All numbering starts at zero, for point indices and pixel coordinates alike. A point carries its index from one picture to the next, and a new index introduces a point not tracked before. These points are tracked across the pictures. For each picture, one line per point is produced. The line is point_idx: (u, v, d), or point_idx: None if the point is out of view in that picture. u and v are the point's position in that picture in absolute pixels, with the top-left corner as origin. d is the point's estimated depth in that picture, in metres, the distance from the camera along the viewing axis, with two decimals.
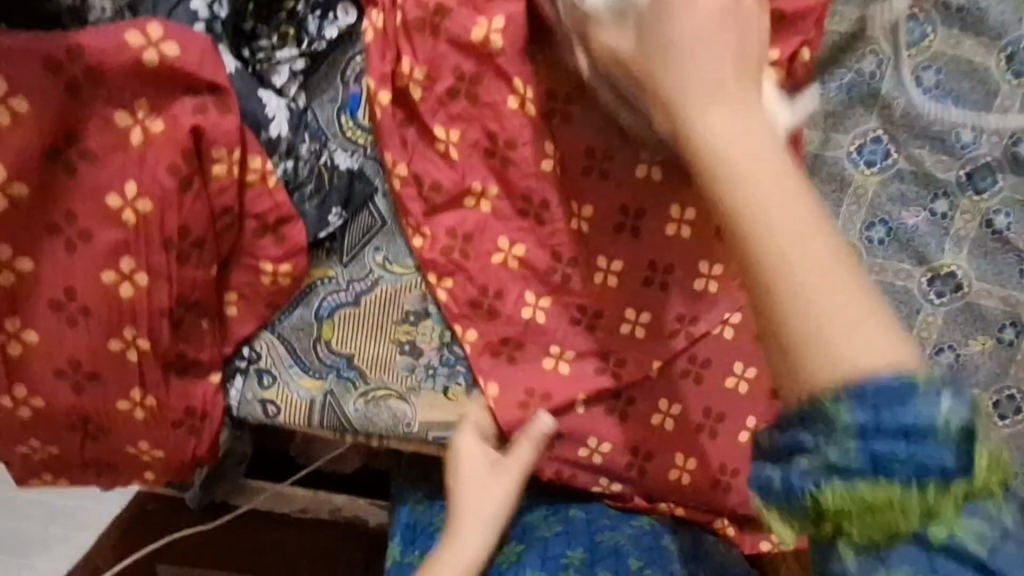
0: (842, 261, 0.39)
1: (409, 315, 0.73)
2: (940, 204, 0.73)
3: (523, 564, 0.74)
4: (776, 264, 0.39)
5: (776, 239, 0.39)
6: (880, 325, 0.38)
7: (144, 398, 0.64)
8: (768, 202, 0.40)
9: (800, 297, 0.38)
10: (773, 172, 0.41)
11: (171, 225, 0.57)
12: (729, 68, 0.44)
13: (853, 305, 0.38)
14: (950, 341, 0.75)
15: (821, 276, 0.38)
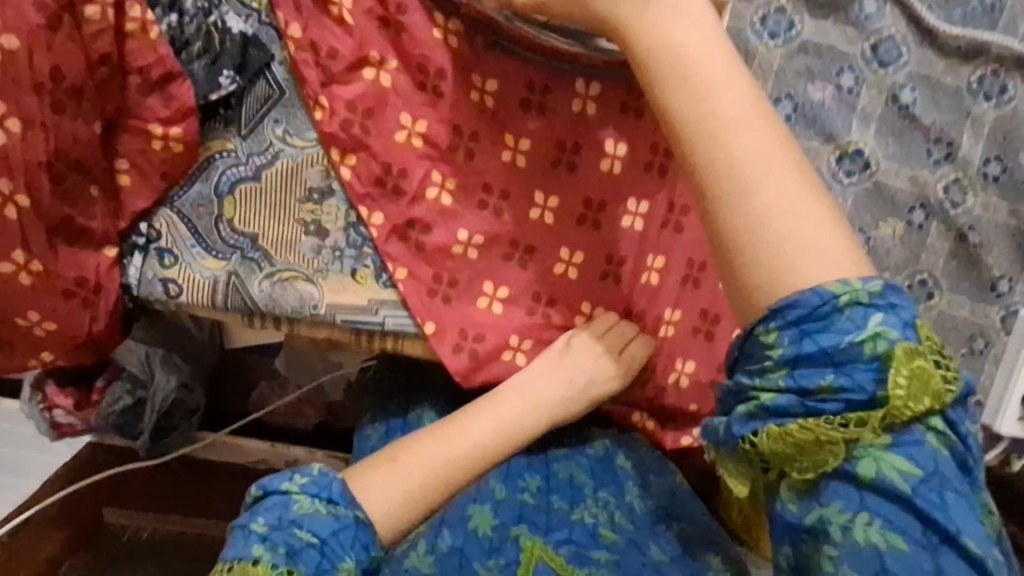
0: (805, 201, 0.48)
1: (313, 193, 0.72)
2: (846, 78, 0.74)
3: (481, 480, 0.69)
4: (733, 198, 0.48)
5: (740, 185, 0.48)
6: (833, 233, 0.47)
7: (29, 262, 0.62)
8: (744, 148, 0.48)
9: (766, 226, 0.47)
10: (718, 109, 0.49)
11: (41, 67, 0.56)
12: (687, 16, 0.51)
13: (814, 218, 0.47)
14: (860, 225, 0.78)
15: (784, 218, 0.47)
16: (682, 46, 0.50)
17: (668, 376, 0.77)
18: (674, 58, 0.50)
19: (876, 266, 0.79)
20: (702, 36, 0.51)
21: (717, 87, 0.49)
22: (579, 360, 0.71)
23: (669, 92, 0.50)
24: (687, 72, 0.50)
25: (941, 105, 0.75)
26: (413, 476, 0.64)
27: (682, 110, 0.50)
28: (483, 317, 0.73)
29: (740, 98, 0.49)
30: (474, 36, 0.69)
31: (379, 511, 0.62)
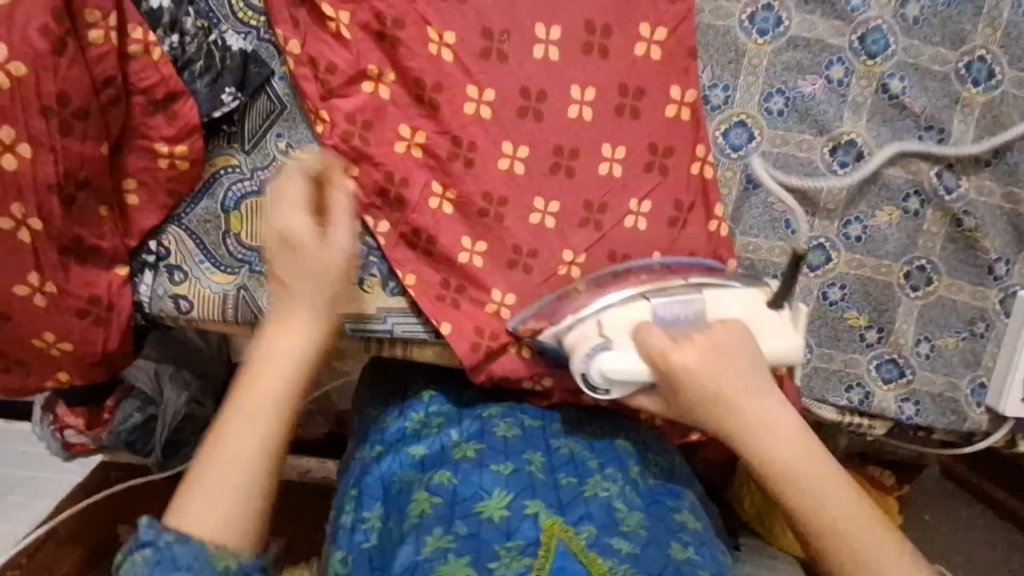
0: (840, 478, 0.59)
1: None
2: (836, 70, 0.75)
3: (483, 462, 0.70)
4: (811, 496, 0.58)
5: (784, 462, 0.59)
6: (891, 544, 0.56)
7: (43, 283, 0.64)
8: (801, 482, 0.58)
9: (800, 479, 0.58)
10: (815, 475, 0.58)
11: (48, 90, 0.57)
12: (761, 392, 0.62)
13: (865, 528, 0.57)
14: (856, 214, 0.80)
15: (829, 493, 0.58)
16: (731, 392, 0.62)
17: None
18: (772, 448, 0.60)
19: (873, 253, 0.81)
20: (772, 403, 0.62)
21: (763, 391, 0.62)
22: (296, 212, 0.59)
23: (749, 438, 0.61)
24: (711, 371, 0.62)
25: (930, 91, 0.76)
26: (241, 480, 0.54)
27: (732, 424, 0.61)
28: (491, 324, 0.74)
29: (773, 409, 0.61)
30: (469, 46, 0.71)
31: (217, 530, 0.52)
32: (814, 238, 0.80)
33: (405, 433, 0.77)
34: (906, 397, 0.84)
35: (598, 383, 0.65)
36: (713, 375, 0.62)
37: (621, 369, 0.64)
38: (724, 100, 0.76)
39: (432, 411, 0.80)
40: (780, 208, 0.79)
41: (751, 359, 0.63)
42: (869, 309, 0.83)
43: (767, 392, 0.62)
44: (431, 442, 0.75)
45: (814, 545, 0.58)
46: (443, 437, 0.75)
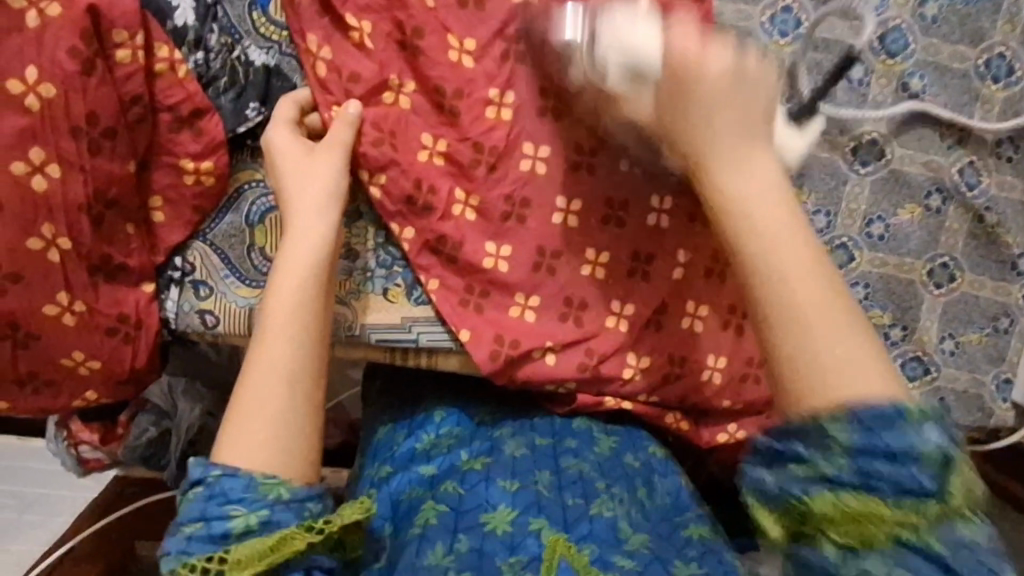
0: (815, 266, 0.50)
1: (341, 216, 0.74)
2: (855, 70, 0.75)
3: (491, 476, 0.71)
4: (760, 258, 0.50)
5: (740, 199, 0.52)
6: (863, 349, 0.48)
7: (73, 302, 0.63)
8: (779, 273, 0.50)
9: (760, 231, 0.51)
10: (793, 269, 0.50)
11: (78, 110, 0.57)
12: (765, 186, 0.52)
13: (831, 321, 0.48)
14: (879, 213, 0.79)
15: (791, 272, 0.50)
16: (746, 203, 0.52)
17: (701, 372, 0.79)
18: (743, 206, 0.52)
19: (895, 251, 0.81)
20: (774, 199, 0.52)
21: (735, 112, 0.53)
22: (304, 164, 0.66)
23: (741, 233, 0.51)
24: (691, 108, 0.53)
25: (951, 88, 0.76)
26: (275, 408, 0.59)
27: (679, 141, 0.55)
28: (518, 327, 0.74)
29: (768, 178, 0.52)
30: (489, 52, 0.71)
31: (261, 460, 0.58)
32: (836, 238, 0.80)
33: (415, 453, 0.77)
34: (932, 394, 0.84)
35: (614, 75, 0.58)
36: (686, 113, 0.54)
37: (635, 49, 0.56)
38: None
39: (443, 431, 0.79)
40: (803, 208, 0.78)
41: (753, 95, 0.53)
42: (892, 308, 0.83)
43: (777, 180, 0.52)
44: (442, 460, 0.75)
45: (759, 315, 0.50)
46: (454, 455, 0.75)
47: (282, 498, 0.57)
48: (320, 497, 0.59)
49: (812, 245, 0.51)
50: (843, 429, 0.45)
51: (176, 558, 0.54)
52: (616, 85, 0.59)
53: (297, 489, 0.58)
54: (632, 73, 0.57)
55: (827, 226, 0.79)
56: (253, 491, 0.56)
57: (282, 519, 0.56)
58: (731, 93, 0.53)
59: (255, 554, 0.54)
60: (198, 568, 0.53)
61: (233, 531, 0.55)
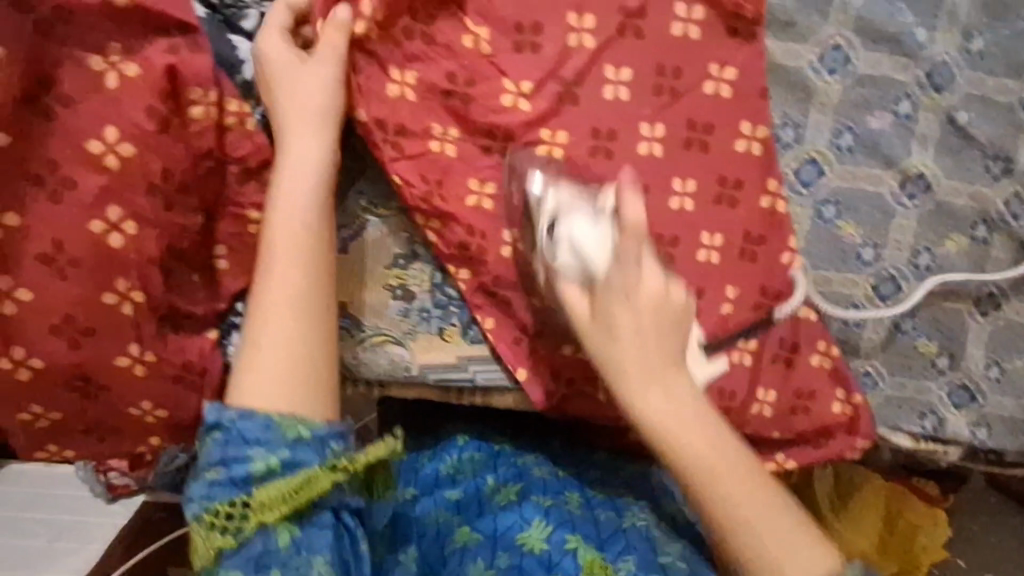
0: (746, 474, 0.60)
1: (398, 258, 0.74)
2: (903, 105, 0.75)
3: (527, 496, 0.74)
4: (681, 449, 0.60)
5: (689, 468, 0.59)
6: (778, 511, 0.60)
7: (143, 353, 0.63)
8: (711, 473, 0.59)
9: (682, 442, 0.59)
10: (702, 437, 0.60)
11: (154, 168, 0.58)
12: (667, 364, 0.61)
13: (760, 500, 0.59)
14: (925, 244, 0.80)
15: (729, 487, 0.59)
16: (665, 431, 0.60)
17: (750, 405, 0.79)
18: (664, 430, 0.60)
19: (941, 282, 0.81)
20: (667, 380, 0.60)
21: (654, 385, 0.60)
22: (299, 84, 0.64)
23: (652, 425, 0.60)
24: (620, 339, 0.60)
25: (996, 121, 0.77)
26: (285, 336, 0.59)
27: (631, 403, 0.61)
28: (575, 367, 0.75)
29: (664, 354, 0.60)
30: (543, 92, 0.71)
31: (287, 396, 0.58)
32: (884, 270, 0.80)
33: (440, 476, 0.78)
34: (977, 421, 0.85)
35: (566, 266, 0.63)
36: (609, 335, 0.61)
37: (580, 248, 0.62)
38: (794, 138, 0.76)
39: (465, 455, 0.80)
40: (851, 242, 0.79)
41: (666, 342, 0.61)
42: (938, 337, 0.84)
43: (669, 369, 0.61)
44: (468, 485, 0.76)
45: (686, 485, 0.60)
46: (480, 480, 0.77)
47: (303, 437, 0.57)
48: (342, 436, 0.60)
49: (720, 427, 0.61)
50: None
51: (201, 504, 0.55)
52: (560, 264, 0.64)
53: (317, 428, 0.58)
54: (580, 261, 0.62)
55: (875, 258, 0.80)
56: (273, 430, 0.56)
57: (304, 458, 0.56)
58: (637, 334, 0.60)
59: (280, 496, 0.55)
60: (223, 512, 0.54)
61: (255, 474, 0.55)
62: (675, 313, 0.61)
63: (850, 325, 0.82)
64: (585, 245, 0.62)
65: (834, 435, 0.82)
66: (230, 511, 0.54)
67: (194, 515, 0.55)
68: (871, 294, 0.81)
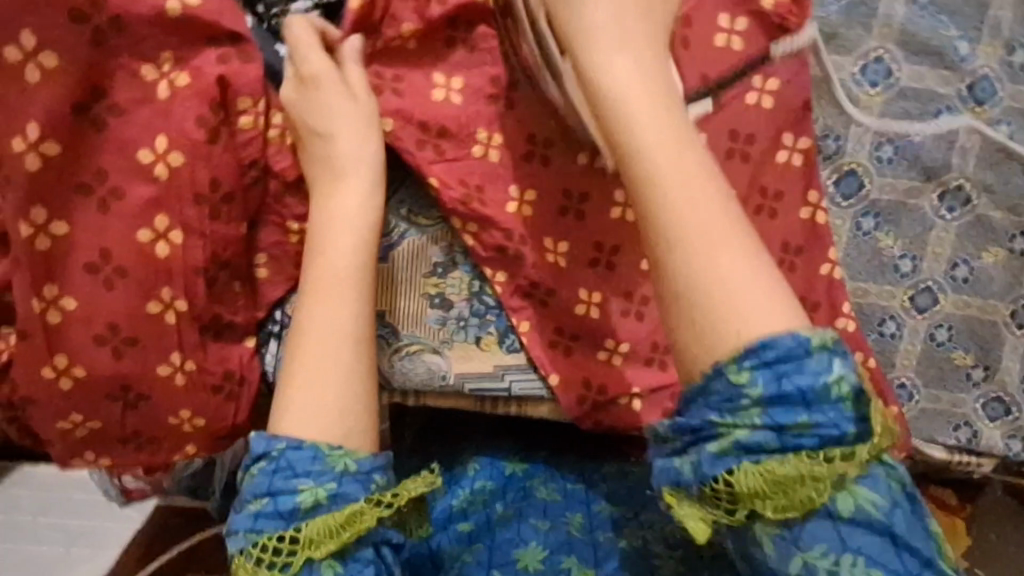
0: (728, 248, 0.50)
1: (437, 267, 0.74)
2: (945, 117, 0.75)
3: (525, 517, 0.73)
4: (645, 185, 0.52)
5: (629, 132, 0.54)
6: (741, 261, 0.50)
7: (184, 362, 0.62)
8: (669, 191, 0.52)
9: (658, 176, 0.52)
10: (676, 155, 0.53)
11: (202, 178, 0.58)
12: (670, 121, 0.54)
13: (722, 242, 0.50)
14: (964, 255, 0.80)
15: (688, 202, 0.51)
16: (641, 147, 0.53)
17: None
18: (638, 151, 0.53)
19: (977, 293, 0.81)
20: (670, 141, 0.53)
21: (650, 121, 0.54)
22: (343, 106, 0.59)
23: (643, 150, 0.53)
24: (632, 114, 0.54)
25: None
26: (335, 370, 0.56)
27: (623, 143, 0.54)
28: (608, 374, 0.75)
29: (654, 105, 0.54)
30: None
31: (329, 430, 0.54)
32: (922, 281, 0.80)
33: (451, 512, 0.76)
34: (1013, 434, 0.84)
35: (555, 37, 0.59)
36: (596, 47, 0.56)
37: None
38: (835, 150, 0.76)
39: (477, 486, 0.79)
40: (889, 253, 0.79)
41: (646, 80, 0.55)
42: (974, 348, 0.83)
43: (660, 114, 0.54)
44: (478, 516, 0.74)
45: (661, 291, 0.52)
46: (490, 510, 0.75)
47: (349, 470, 0.53)
48: (386, 469, 0.56)
49: (707, 166, 0.53)
50: (746, 372, 0.47)
51: (247, 536, 0.52)
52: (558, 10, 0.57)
53: (363, 460, 0.54)
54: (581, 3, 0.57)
55: (913, 270, 0.80)
56: (320, 462, 0.53)
57: (350, 492, 0.53)
58: (648, 92, 0.55)
59: (327, 531, 0.52)
60: (269, 546, 0.52)
61: (302, 506, 0.52)
62: (660, 79, 0.56)
63: (887, 336, 0.82)
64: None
65: None
66: (276, 545, 0.52)
67: (238, 547, 0.53)
68: (908, 306, 0.81)
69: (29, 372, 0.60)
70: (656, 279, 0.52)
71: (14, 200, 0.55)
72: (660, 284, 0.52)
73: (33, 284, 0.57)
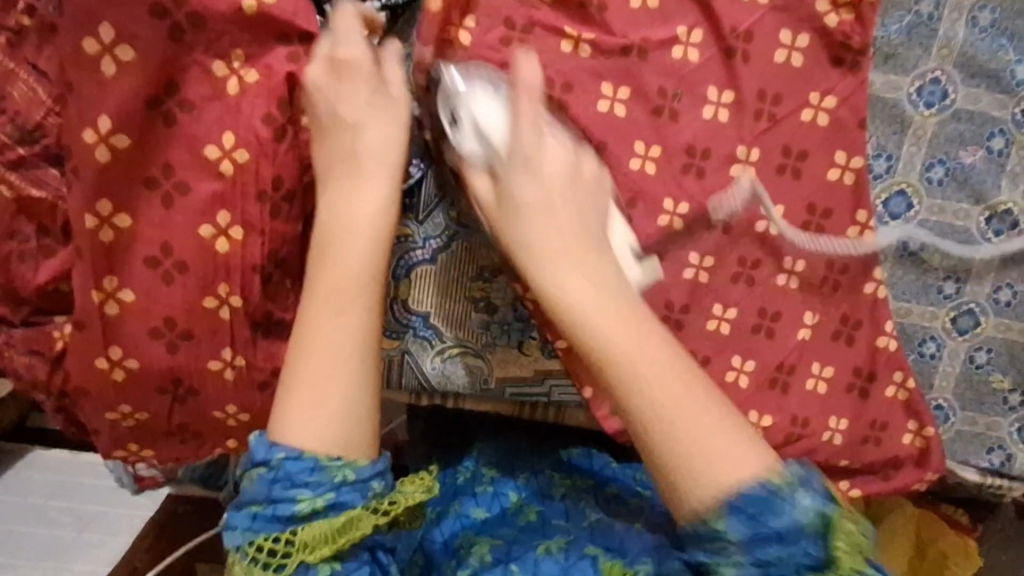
0: (618, 296, 0.56)
1: (484, 272, 0.73)
2: (996, 141, 0.75)
3: (547, 521, 0.72)
4: (630, 378, 0.53)
5: (589, 317, 0.55)
6: (692, 387, 0.53)
7: (234, 358, 0.62)
8: (613, 337, 0.54)
9: (590, 312, 0.55)
10: (636, 343, 0.53)
11: (266, 175, 0.58)
12: (564, 217, 0.58)
13: (674, 395, 0.52)
14: (1008, 279, 0.79)
15: (646, 379, 0.53)
16: (589, 314, 0.55)
17: (822, 432, 0.78)
18: (572, 306, 0.55)
19: (1020, 318, 0.80)
20: (584, 248, 0.57)
21: (550, 215, 0.58)
22: (376, 98, 0.56)
23: (569, 310, 0.55)
24: (586, 322, 0.55)
25: None
26: (345, 377, 0.55)
27: (530, 266, 0.57)
28: None
29: (552, 186, 0.59)
30: (641, 102, 0.70)
31: (326, 442, 0.54)
32: (964, 303, 0.80)
33: (460, 488, 0.79)
34: None
35: (472, 153, 0.61)
36: (512, 211, 0.59)
37: (482, 127, 0.60)
38: (886, 168, 0.76)
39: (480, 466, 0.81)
40: (933, 275, 0.79)
41: (580, 234, 0.58)
42: (1012, 372, 0.82)
43: (564, 210, 0.58)
44: (491, 502, 0.76)
45: (643, 422, 0.53)
46: (503, 497, 0.77)
47: (348, 480, 0.54)
48: (384, 474, 0.56)
49: (624, 287, 0.57)
50: (727, 525, 0.50)
51: (243, 534, 0.53)
52: (477, 188, 0.61)
53: (362, 470, 0.54)
54: (483, 141, 0.61)
55: (955, 292, 0.79)
56: (320, 472, 0.53)
57: (347, 501, 0.53)
58: (559, 229, 0.58)
59: (323, 536, 0.53)
60: (265, 547, 0.52)
61: (300, 513, 0.52)
62: (569, 163, 0.61)
63: (927, 357, 0.81)
64: (484, 121, 0.60)
65: (902, 466, 0.81)
66: (272, 546, 0.52)
67: (236, 544, 0.54)
68: (949, 327, 0.80)
69: (84, 364, 0.60)
70: (638, 440, 0.54)
71: (83, 192, 0.56)
72: (633, 425, 0.53)
73: (95, 275, 0.57)
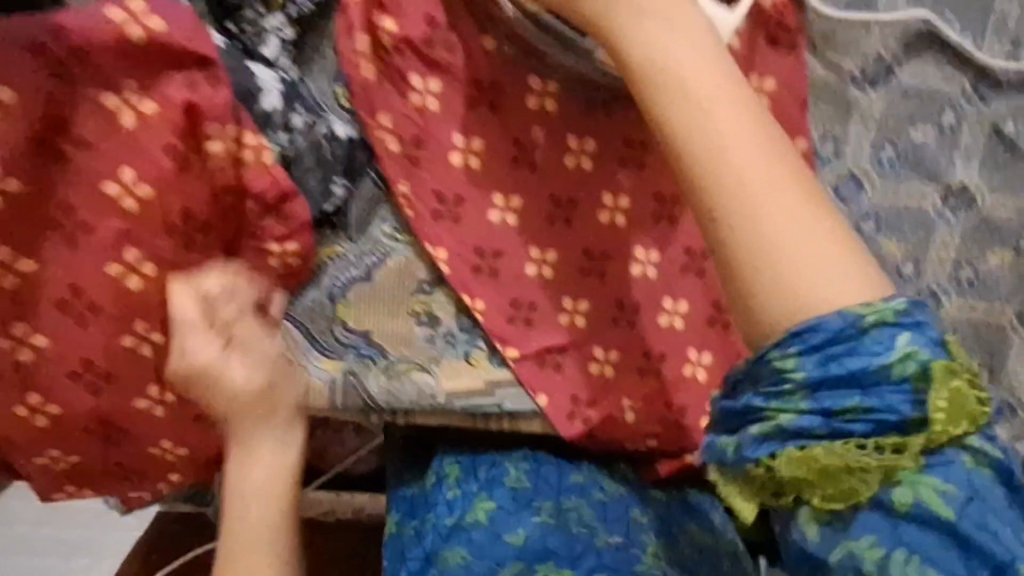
0: (721, 76, 0.54)
1: (423, 285, 0.70)
2: (947, 117, 0.73)
3: (498, 532, 0.66)
4: (717, 171, 0.51)
5: (683, 101, 0.54)
6: (799, 210, 0.50)
7: (163, 394, 0.61)
8: (717, 139, 0.52)
9: (707, 106, 0.53)
10: (738, 153, 0.51)
11: (173, 207, 0.58)
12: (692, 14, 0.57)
13: (773, 213, 0.50)
14: (967, 258, 0.75)
15: (750, 205, 0.50)
16: (680, 77, 0.54)
17: None
18: (679, 86, 0.54)
19: (984, 296, 0.75)
20: (716, 68, 0.55)
21: (683, 44, 0.56)
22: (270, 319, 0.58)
23: (674, 109, 0.54)
24: (676, 99, 0.54)
25: None
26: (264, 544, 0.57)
27: (626, 48, 0.57)
28: (601, 387, 0.71)
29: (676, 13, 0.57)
30: (569, 97, 0.69)
31: None
32: (924, 285, 0.75)
33: (424, 495, 0.72)
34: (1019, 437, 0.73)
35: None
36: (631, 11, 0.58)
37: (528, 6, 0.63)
38: (834, 151, 0.74)
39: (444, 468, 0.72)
40: (890, 257, 0.75)
41: (714, 76, 0.54)
42: (981, 353, 0.75)
43: (700, 40, 0.55)
44: (451, 504, 0.69)
45: (731, 263, 0.50)
46: (457, 496, 0.70)
47: None
48: None
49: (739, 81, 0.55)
50: (795, 358, 0.48)
51: None
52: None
53: None
54: None
55: (914, 273, 0.75)
56: None
57: None
58: (709, 71, 0.54)
59: None
60: None
61: None
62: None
63: None
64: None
65: None
66: None
67: None
68: None
69: (5, 411, 0.60)
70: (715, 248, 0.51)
71: None
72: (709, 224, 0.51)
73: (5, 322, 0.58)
